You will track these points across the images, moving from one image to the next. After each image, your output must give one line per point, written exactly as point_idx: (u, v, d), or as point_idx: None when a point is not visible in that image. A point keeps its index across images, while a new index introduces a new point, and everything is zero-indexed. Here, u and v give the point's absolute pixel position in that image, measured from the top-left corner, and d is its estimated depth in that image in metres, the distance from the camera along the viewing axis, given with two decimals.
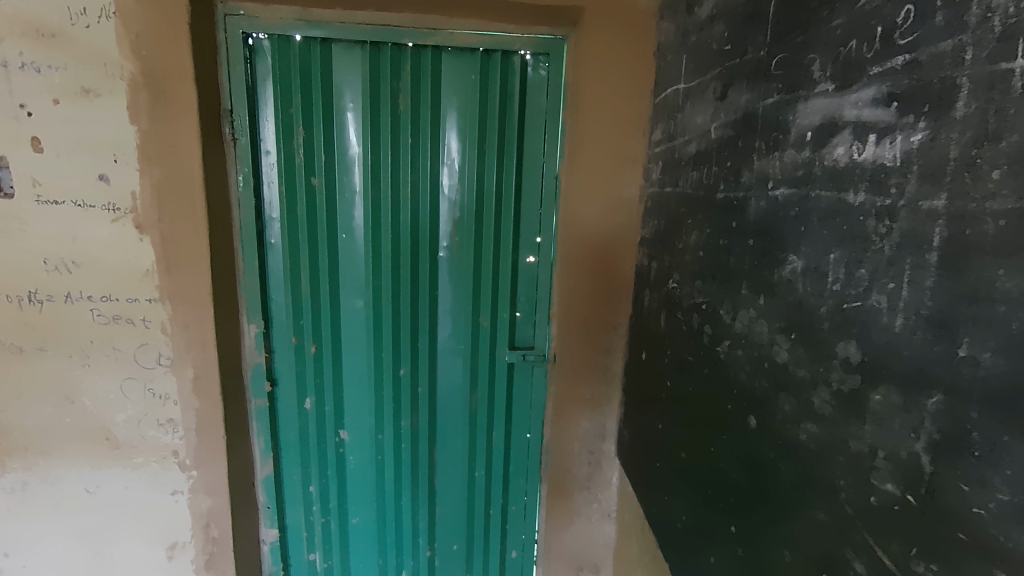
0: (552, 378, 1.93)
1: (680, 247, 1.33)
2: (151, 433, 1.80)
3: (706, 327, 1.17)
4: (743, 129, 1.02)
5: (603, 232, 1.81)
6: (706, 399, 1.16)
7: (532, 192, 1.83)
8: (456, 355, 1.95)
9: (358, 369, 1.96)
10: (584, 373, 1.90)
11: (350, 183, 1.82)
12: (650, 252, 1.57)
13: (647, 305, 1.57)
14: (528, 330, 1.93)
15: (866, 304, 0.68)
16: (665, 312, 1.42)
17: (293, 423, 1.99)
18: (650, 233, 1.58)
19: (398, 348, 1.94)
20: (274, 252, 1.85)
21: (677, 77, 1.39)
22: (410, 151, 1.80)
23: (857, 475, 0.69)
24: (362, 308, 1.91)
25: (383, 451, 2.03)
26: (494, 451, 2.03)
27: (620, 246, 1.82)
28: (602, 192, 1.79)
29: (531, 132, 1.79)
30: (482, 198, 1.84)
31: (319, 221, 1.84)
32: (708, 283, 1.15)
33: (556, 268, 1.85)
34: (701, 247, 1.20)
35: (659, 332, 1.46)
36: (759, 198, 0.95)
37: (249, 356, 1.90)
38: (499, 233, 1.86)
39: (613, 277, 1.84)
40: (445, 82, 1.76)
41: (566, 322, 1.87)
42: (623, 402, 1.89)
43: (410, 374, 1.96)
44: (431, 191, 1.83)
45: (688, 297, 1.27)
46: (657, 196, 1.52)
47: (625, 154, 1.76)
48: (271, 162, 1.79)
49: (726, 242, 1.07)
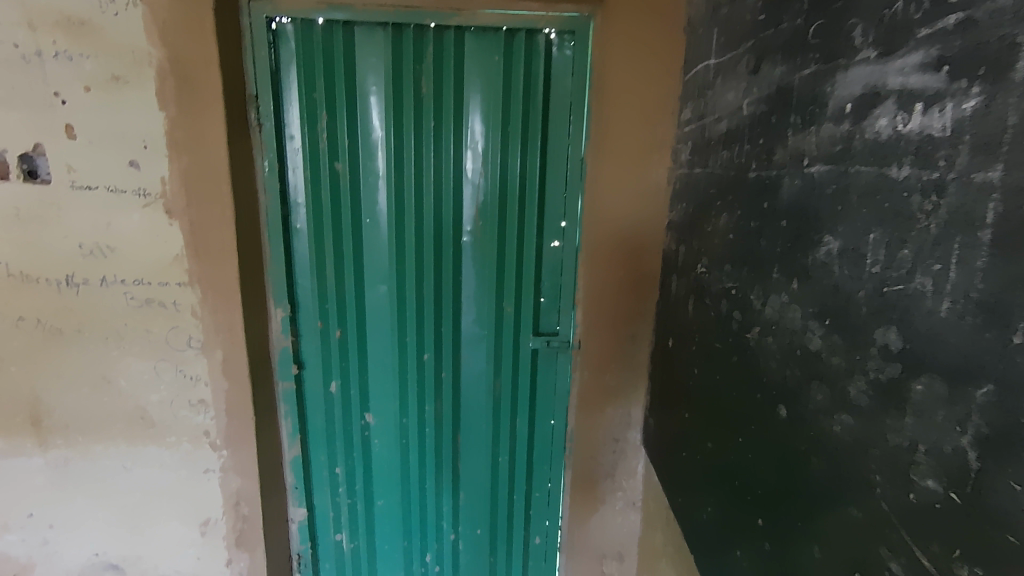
0: (577, 366, 1.90)
1: (709, 230, 1.28)
2: (183, 414, 1.84)
3: (735, 314, 1.12)
4: (777, 104, 0.96)
5: (629, 217, 1.76)
6: (734, 388, 1.11)
7: (557, 175, 1.79)
8: (480, 341, 1.94)
9: (382, 354, 1.97)
10: (610, 361, 1.86)
11: (373, 169, 1.81)
12: (678, 236, 1.52)
13: (674, 291, 1.53)
14: (552, 317, 1.90)
15: (908, 287, 0.63)
16: (693, 299, 1.38)
17: (319, 407, 2.02)
18: (678, 217, 1.52)
19: (421, 333, 1.94)
20: (300, 238, 1.86)
21: (708, 53, 1.33)
22: (433, 135, 1.78)
23: (895, 470, 0.65)
24: (386, 293, 1.91)
25: (407, 436, 2.04)
26: (518, 437, 2.02)
27: (647, 231, 1.77)
28: (630, 176, 1.73)
29: (556, 114, 1.75)
30: (506, 182, 1.81)
31: (343, 206, 1.84)
32: (738, 268, 1.11)
33: (581, 254, 1.81)
34: (730, 230, 1.15)
35: (687, 319, 1.42)
36: (793, 176, 0.90)
37: (275, 340, 1.93)
38: (522, 218, 1.83)
39: (640, 264, 1.79)
40: (468, 64, 1.73)
41: (591, 308, 1.83)
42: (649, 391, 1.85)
43: (434, 359, 1.96)
44: (455, 176, 1.81)
45: (717, 282, 1.22)
46: (686, 178, 1.47)
47: (654, 135, 1.71)
48: (296, 148, 1.79)
49: (758, 225, 1.02)
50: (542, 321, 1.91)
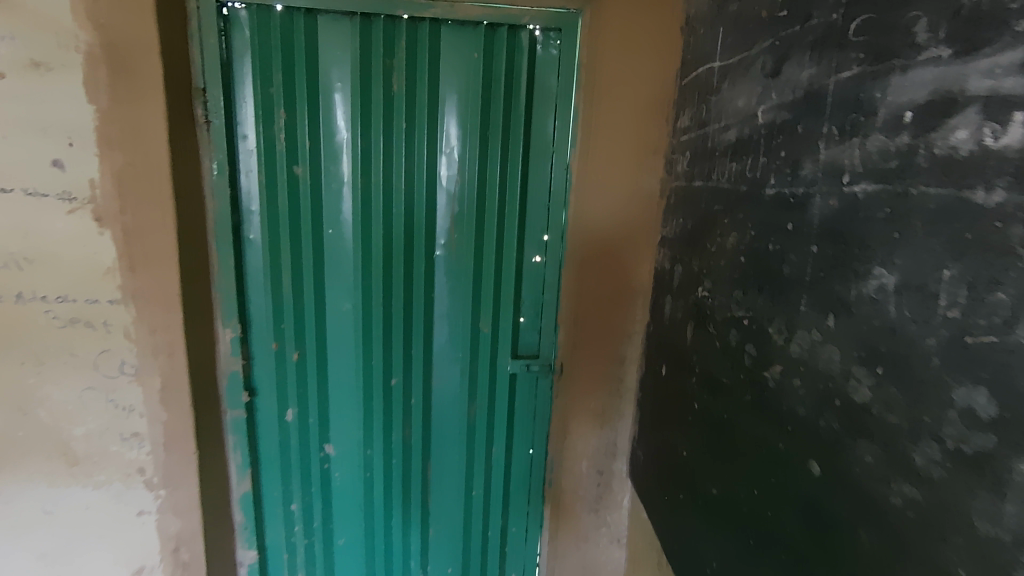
0: (559, 391, 1.76)
1: (713, 250, 1.16)
2: (114, 447, 1.62)
3: (747, 346, 1.00)
4: (804, 112, 0.84)
5: (618, 231, 1.64)
6: (747, 431, 0.99)
7: (539, 185, 1.65)
8: (453, 364, 1.78)
9: (345, 378, 1.79)
10: (594, 386, 1.72)
11: (338, 173, 1.64)
12: (673, 254, 1.40)
13: (668, 313, 1.40)
14: (533, 336, 1.76)
15: (1006, 340, 0.51)
16: (693, 324, 1.25)
17: (274, 436, 1.83)
18: (673, 233, 1.40)
19: (388, 355, 1.77)
20: (253, 249, 1.67)
21: (712, 54, 1.21)
22: (404, 138, 1.62)
23: (989, 567, 0.52)
24: (350, 311, 1.73)
25: (372, 467, 1.86)
26: (493, 468, 1.86)
27: (635, 247, 1.65)
28: (619, 187, 1.61)
29: (540, 118, 1.61)
30: (484, 191, 1.66)
31: (303, 214, 1.66)
32: (751, 295, 0.98)
33: (564, 271, 1.68)
34: (741, 252, 1.03)
35: (686, 346, 1.29)
36: (828, 194, 0.78)
37: (224, 363, 1.73)
38: (502, 231, 1.68)
39: (628, 282, 1.67)
40: (445, 61, 1.57)
41: (576, 329, 1.70)
42: (637, 418, 1.72)
43: (402, 384, 1.79)
44: (428, 184, 1.65)
45: (724, 309, 1.10)
46: (683, 191, 1.34)
47: (645, 145, 1.59)
48: (249, 148, 1.60)
49: (779, 248, 0.90)
50: (521, 342, 1.76)
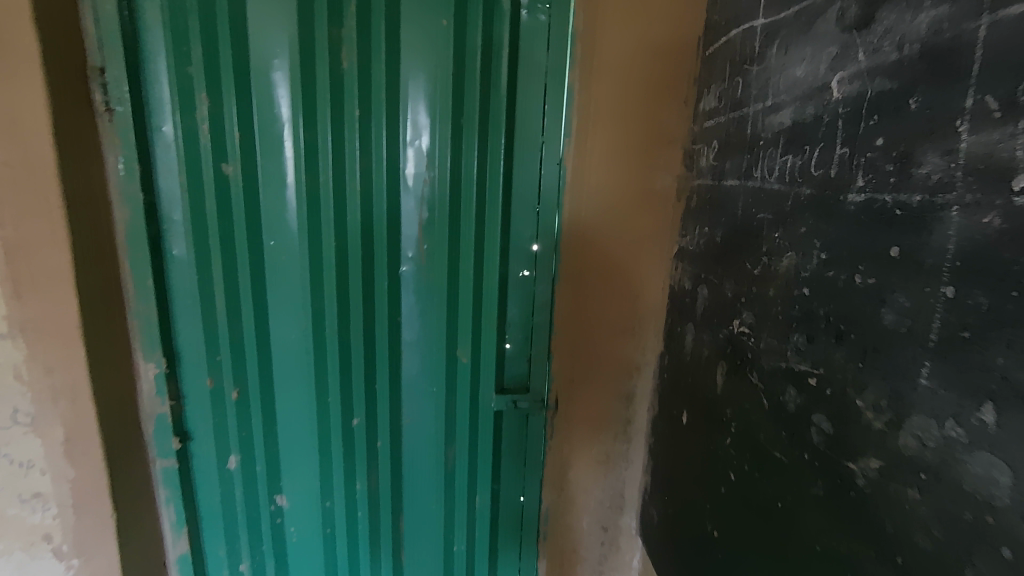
0: (555, 430, 1.47)
1: (755, 273, 0.87)
2: (11, 512, 1.31)
3: (813, 417, 0.70)
4: (921, 77, 0.55)
5: (623, 240, 1.36)
6: (817, 537, 0.70)
7: (526, 183, 1.35)
8: (428, 399, 1.48)
9: (297, 417, 1.49)
10: (595, 423, 1.45)
11: (280, 173, 1.33)
12: (696, 272, 1.11)
13: (691, 348, 1.12)
14: (523, 366, 1.46)
15: None
16: (726, 368, 0.96)
17: (214, 487, 1.53)
18: (695, 246, 1.11)
19: (347, 391, 1.47)
20: (178, 266, 1.37)
21: (751, 10, 0.91)
22: (358, 128, 1.31)
23: None
24: (300, 340, 1.43)
25: (332, 522, 1.56)
26: (477, 520, 1.57)
27: (644, 258, 1.37)
28: (626, 185, 1.33)
29: (527, 101, 1.31)
30: (459, 192, 1.35)
31: (237, 224, 1.35)
32: (822, 345, 0.69)
33: (559, 288, 1.39)
34: (801, 282, 0.74)
35: (715, 394, 1.00)
36: (978, 207, 0.48)
37: (147, 405, 1.44)
38: (482, 240, 1.38)
39: (636, 300, 1.39)
40: (406, 32, 1.27)
41: (573, 356, 1.42)
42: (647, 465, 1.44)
43: (365, 425, 1.49)
44: (391, 184, 1.35)
45: (773, 357, 0.80)
46: (711, 191, 1.04)
47: (656, 135, 1.31)
48: (166, 143, 1.30)
49: (874, 284, 0.60)
50: (508, 373, 1.47)
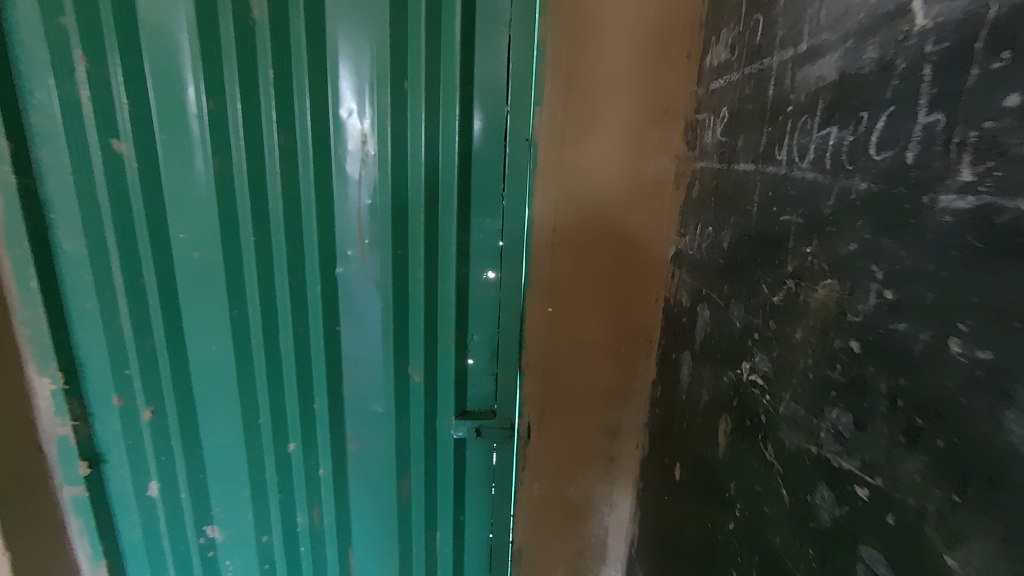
0: (527, 460, 1.23)
1: (774, 302, 0.60)
2: None
3: (865, 550, 0.44)
4: None
5: (606, 237, 1.09)
6: None
7: (488, 165, 1.07)
8: (377, 423, 1.24)
9: (227, 441, 1.25)
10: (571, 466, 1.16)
11: (190, 153, 1.06)
12: (695, 286, 0.84)
13: (685, 384, 0.86)
14: (488, 386, 1.20)
15: None
16: (731, 426, 0.70)
17: (135, 521, 1.24)
18: (694, 250, 0.84)
19: (281, 411, 1.24)
20: (70, 262, 1.07)
21: None
22: (275, 97, 1.03)
23: None
24: (222, 354, 1.18)
25: (273, 557, 1.33)
26: (438, 560, 1.34)
27: (632, 260, 1.10)
28: (615, 164, 1.06)
29: (487, 59, 1.02)
30: (405, 177, 1.08)
31: (139, 214, 1.07)
32: (881, 440, 0.43)
33: (530, 295, 1.14)
34: (847, 329, 0.47)
35: (715, 458, 0.74)
36: None
37: (45, 427, 1.12)
38: (435, 234, 1.11)
39: (622, 311, 1.12)
40: None
41: (547, 377, 1.16)
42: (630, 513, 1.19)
43: (304, 450, 1.26)
44: (323, 165, 1.08)
45: (798, 433, 0.54)
46: (717, 177, 0.76)
47: (647, 105, 1.04)
48: (39, 110, 0.98)
49: (992, 364, 0.34)
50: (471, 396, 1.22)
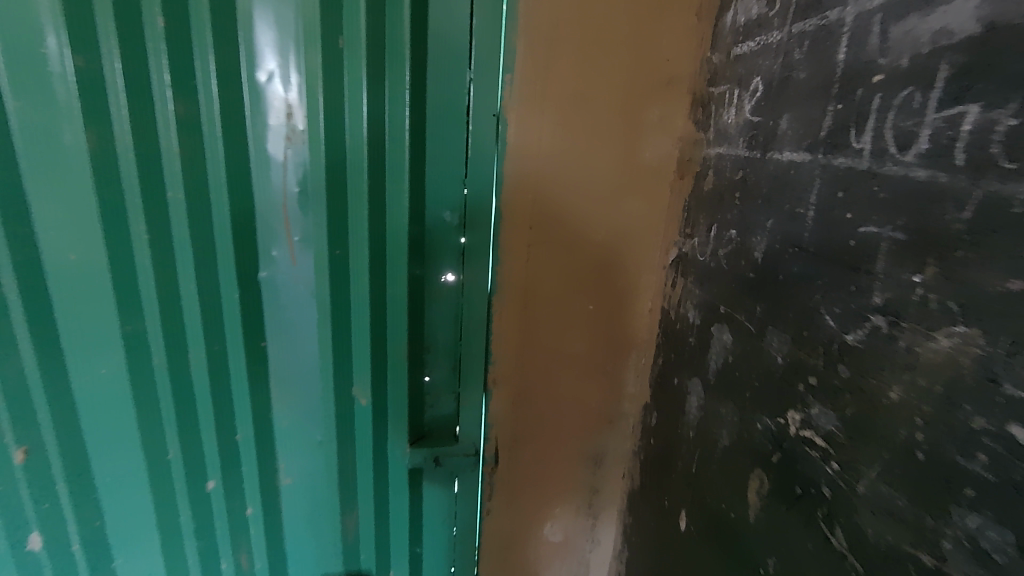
0: (494, 502, 1.00)
1: (848, 342, 0.45)
2: None
3: None
4: None
5: (593, 240, 0.84)
6: None
7: (448, 144, 0.79)
8: (319, 454, 0.93)
9: (132, 486, 0.86)
10: (547, 497, 0.99)
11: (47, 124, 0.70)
12: (708, 301, 0.68)
13: (697, 419, 0.70)
14: (449, 406, 0.94)
15: None
16: (768, 486, 0.55)
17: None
18: (706, 256, 0.68)
19: (196, 449, 0.89)
20: None
21: None
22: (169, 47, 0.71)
23: None
24: (116, 372, 0.81)
25: None
26: None
27: (622, 270, 0.86)
28: (604, 136, 0.79)
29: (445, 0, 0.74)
30: (339, 153, 0.78)
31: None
32: None
33: (495, 313, 0.88)
34: (1001, 407, 0.32)
35: (744, 521, 0.59)
36: None
37: None
38: (381, 230, 0.82)
39: (609, 333, 0.89)
40: None
41: (516, 411, 0.94)
42: (616, 553, 1.01)
43: (227, 501, 0.92)
44: (233, 136, 0.77)
45: (896, 529, 0.40)
46: (743, 167, 0.60)
47: (650, 67, 0.77)
48: None
49: None
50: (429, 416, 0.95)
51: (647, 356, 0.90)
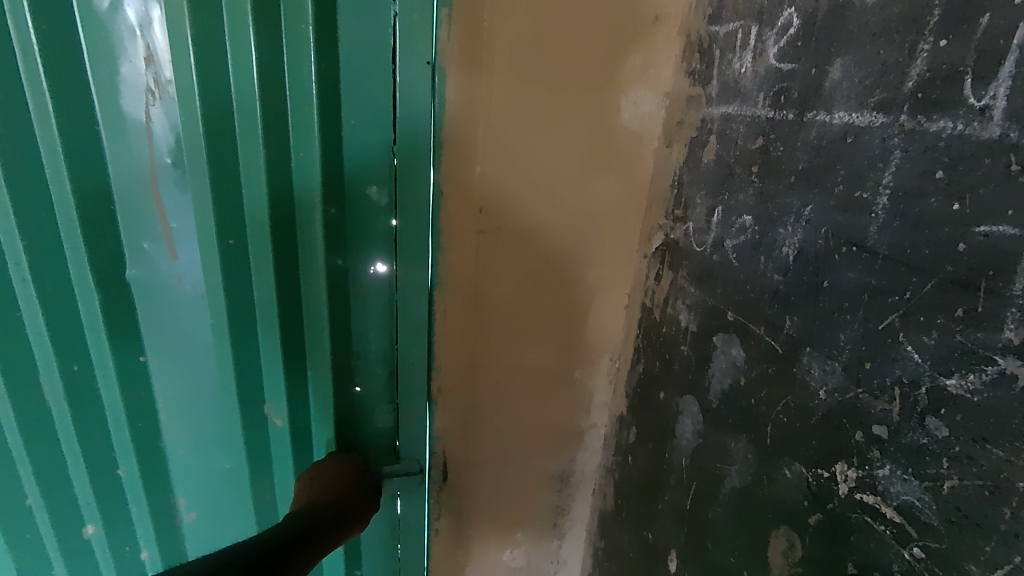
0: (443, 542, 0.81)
1: (952, 393, 0.31)
2: None
3: None
4: None
5: (557, 226, 0.67)
6: None
7: (372, 98, 0.57)
8: (243, 495, 0.68)
9: None
10: (507, 529, 0.83)
11: None
12: (712, 304, 0.54)
13: (696, 447, 0.57)
14: (389, 426, 0.71)
15: None
16: (804, 554, 0.43)
17: None
18: (708, 248, 0.54)
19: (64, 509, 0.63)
20: None
21: None
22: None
23: None
24: None
25: None
26: None
27: (594, 261, 0.70)
28: (575, 94, 0.62)
29: None
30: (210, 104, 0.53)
31: None
32: None
33: (438, 319, 0.68)
34: None
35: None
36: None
37: None
38: (287, 217, 0.59)
39: (577, 335, 0.74)
40: None
41: (466, 437, 0.76)
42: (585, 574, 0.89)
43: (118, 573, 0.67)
44: (59, 75, 0.50)
45: None
46: (766, 132, 0.45)
47: (631, 5, 0.59)
48: None
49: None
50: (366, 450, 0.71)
51: (621, 360, 0.76)
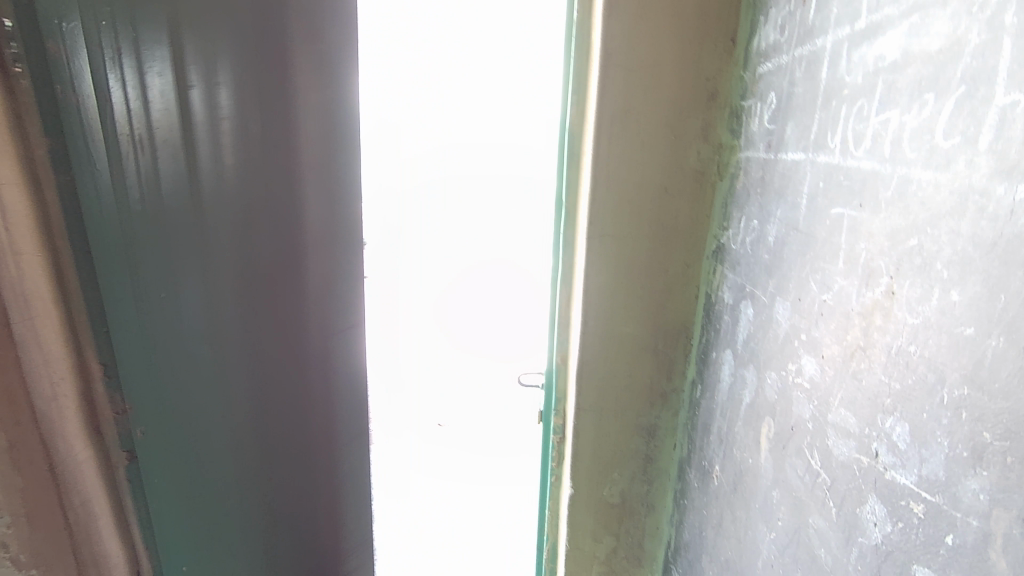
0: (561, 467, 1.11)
1: (824, 305, 0.56)
2: None
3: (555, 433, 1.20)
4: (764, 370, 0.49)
5: (645, 239, 0.95)
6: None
7: None
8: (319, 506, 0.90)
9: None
10: (607, 468, 1.09)
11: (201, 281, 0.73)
12: (740, 285, 0.79)
13: (729, 387, 0.81)
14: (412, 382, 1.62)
15: None
16: (775, 429, 0.66)
17: None
18: (740, 246, 0.80)
19: None
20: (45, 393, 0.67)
21: None
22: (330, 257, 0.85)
23: None
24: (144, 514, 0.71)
25: None
26: None
27: (671, 263, 0.96)
28: (655, 149, 0.90)
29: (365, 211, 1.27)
30: None
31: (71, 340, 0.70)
32: (933, 446, 0.40)
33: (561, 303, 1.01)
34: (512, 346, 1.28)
35: (758, 463, 0.70)
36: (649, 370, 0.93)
37: None
38: None
39: (659, 319, 0.99)
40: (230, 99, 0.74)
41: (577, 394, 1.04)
42: (672, 517, 1.11)
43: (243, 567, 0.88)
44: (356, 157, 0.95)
45: (848, 442, 0.51)
46: (764, 168, 0.72)
47: (692, 86, 0.87)
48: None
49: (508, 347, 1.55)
50: None
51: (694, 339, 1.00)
